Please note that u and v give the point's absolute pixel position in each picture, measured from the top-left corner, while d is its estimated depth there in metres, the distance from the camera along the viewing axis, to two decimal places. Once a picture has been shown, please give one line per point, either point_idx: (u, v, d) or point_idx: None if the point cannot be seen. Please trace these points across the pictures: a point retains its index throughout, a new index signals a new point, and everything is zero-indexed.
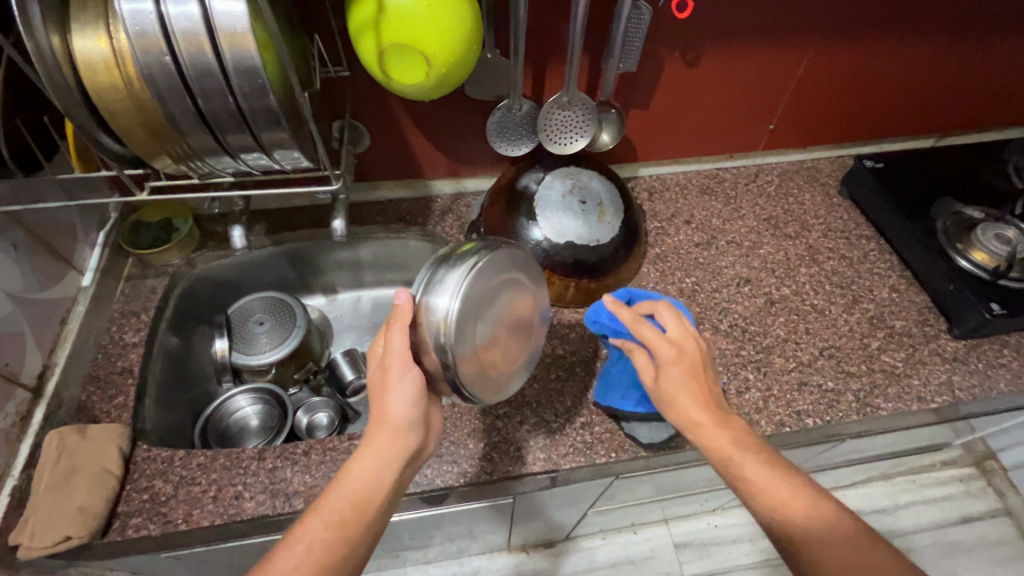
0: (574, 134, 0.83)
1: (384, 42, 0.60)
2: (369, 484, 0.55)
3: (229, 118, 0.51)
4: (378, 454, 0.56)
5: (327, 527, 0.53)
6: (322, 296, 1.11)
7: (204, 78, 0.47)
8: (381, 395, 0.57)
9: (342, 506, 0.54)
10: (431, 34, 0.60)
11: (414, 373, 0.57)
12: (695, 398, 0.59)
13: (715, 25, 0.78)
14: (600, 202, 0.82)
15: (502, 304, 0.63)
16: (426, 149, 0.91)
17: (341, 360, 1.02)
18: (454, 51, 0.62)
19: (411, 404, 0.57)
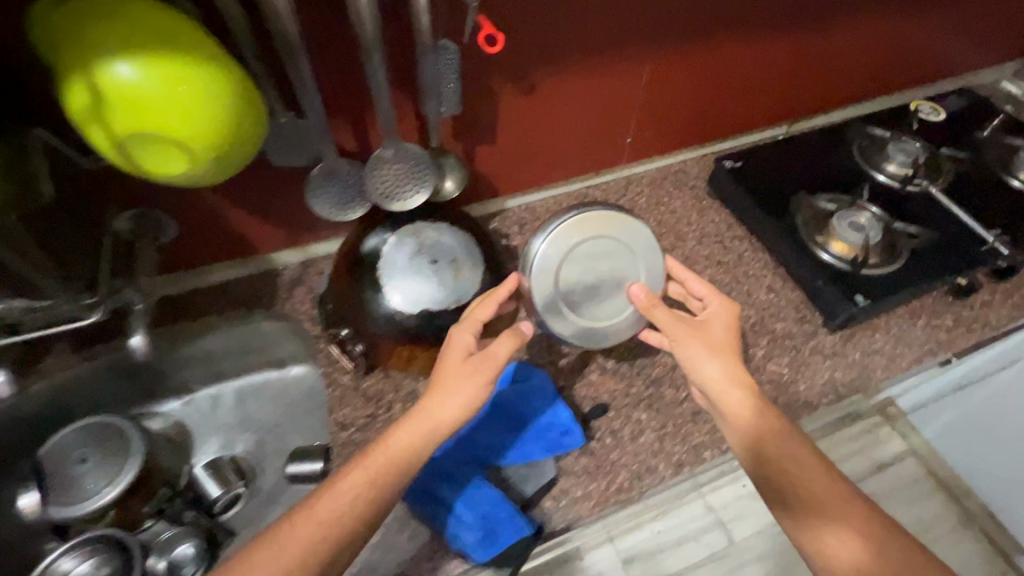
0: (414, 185, 0.73)
1: (118, 129, 0.48)
2: (413, 463, 0.56)
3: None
4: (430, 435, 0.56)
5: (382, 485, 0.54)
6: (176, 399, 0.95)
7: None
8: (453, 382, 0.58)
9: (389, 469, 0.55)
10: (174, 111, 0.48)
11: (491, 373, 0.58)
12: (736, 357, 0.63)
13: (539, 49, 0.72)
14: (455, 257, 0.74)
15: (605, 262, 0.70)
16: (252, 224, 0.79)
17: (203, 475, 0.87)
18: (213, 128, 0.50)
19: (469, 404, 0.58)
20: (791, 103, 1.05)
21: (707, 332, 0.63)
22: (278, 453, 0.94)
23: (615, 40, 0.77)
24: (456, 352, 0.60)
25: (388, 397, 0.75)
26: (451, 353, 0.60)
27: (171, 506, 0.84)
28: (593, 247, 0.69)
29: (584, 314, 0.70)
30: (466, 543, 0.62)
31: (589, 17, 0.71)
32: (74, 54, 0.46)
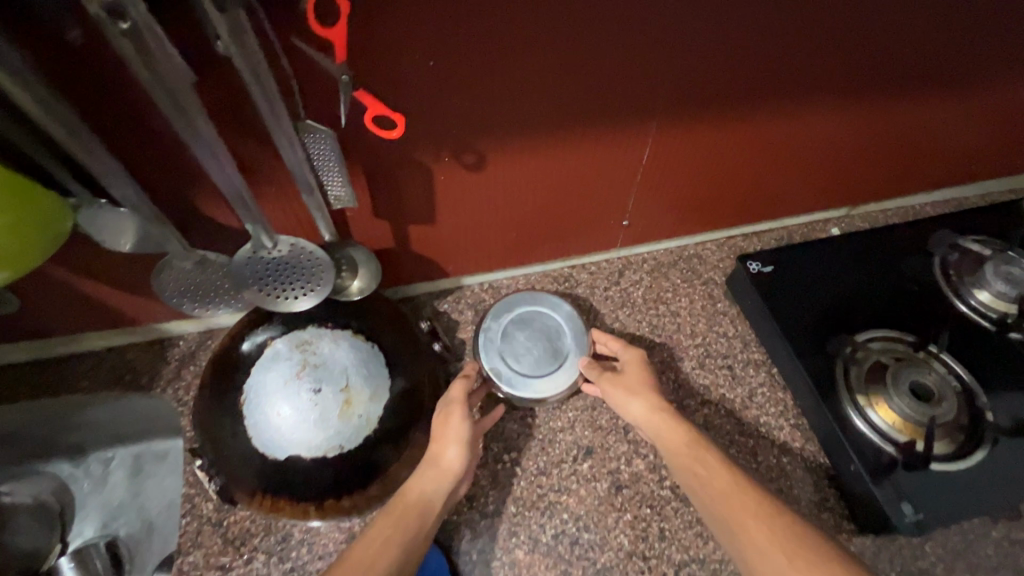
0: (298, 286, 0.54)
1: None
2: (429, 511, 0.50)
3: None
4: (438, 480, 0.52)
5: (402, 532, 0.47)
6: (67, 460, 0.82)
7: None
8: (443, 424, 0.55)
9: (406, 525, 0.47)
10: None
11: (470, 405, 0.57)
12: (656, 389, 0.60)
13: (486, 122, 0.51)
14: (347, 385, 0.56)
15: (536, 321, 0.67)
16: (121, 296, 0.63)
17: (65, 565, 0.76)
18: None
19: (467, 440, 0.55)
20: (858, 184, 0.81)
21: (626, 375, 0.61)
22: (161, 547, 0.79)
23: (602, 113, 0.54)
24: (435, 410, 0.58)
25: (251, 543, 0.59)
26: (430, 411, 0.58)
27: None
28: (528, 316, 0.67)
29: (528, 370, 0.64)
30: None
31: (560, 88, 0.50)
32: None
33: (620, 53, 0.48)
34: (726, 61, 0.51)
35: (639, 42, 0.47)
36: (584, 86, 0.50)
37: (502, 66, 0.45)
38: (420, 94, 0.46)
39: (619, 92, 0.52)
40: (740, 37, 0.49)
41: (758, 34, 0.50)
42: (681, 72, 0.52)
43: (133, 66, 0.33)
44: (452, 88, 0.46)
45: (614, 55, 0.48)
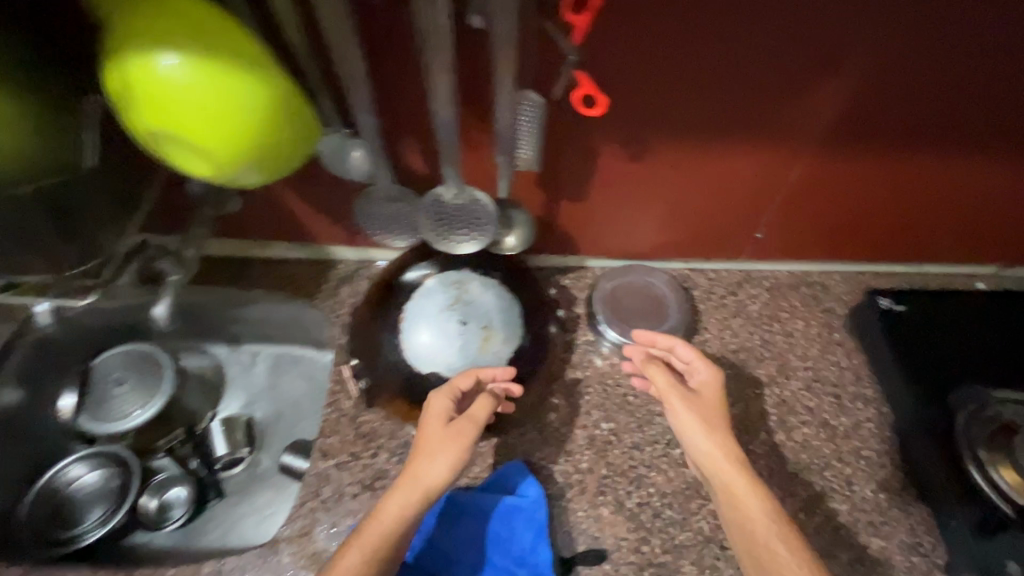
0: (467, 231, 0.64)
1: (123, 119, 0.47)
2: (398, 541, 0.49)
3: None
4: (418, 503, 0.50)
5: (370, 561, 0.47)
6: (226, 345, 0.99)
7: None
8: (438, 443, 0.53)
9: (373, 558, 0.47)
10: (164, 112, 0.44)
11: (477, 429, 0.55)
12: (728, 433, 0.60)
13: (662, 114, 0.58)
14: (488, 324, 0.64)
15: (643, 286, 0.78)
16: (312, 215, 0.76)
17: (216, 429, 0.90)
18: (207, 137, 0.45)
19: (457, 465, 0.53)
20: (1008, 243, 0.79)
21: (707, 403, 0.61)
22: (291, 429, 0.95)
23: (764, 123, 0.60)
24: (434, 421, 0.55)
25: (378, 442, 0.69)
26: (428, 419, 0.56)
27: (181, 449, 0.89)
28: (636, 282, 0.78)
29: (635, 323, 0.75)
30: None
31: (735, 91, 0.56)
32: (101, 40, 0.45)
33: (796, 67, 0.54)
34: (891, 81, 0.56)
35: (816, 51, 0.53)
36: (757, 94, 0.57)
37: (692, 61, 0.53)
38: (617, 78, 0.54)
39: (786, 104, 0.58)
40: (908, 62, 0.55)
41: (930, 61, 0.54)
42: (850, 89, 0.57)
43: (422, 20, 0.42)
44: (644, 76, 0.54)
45: (790, 63, 0.54)
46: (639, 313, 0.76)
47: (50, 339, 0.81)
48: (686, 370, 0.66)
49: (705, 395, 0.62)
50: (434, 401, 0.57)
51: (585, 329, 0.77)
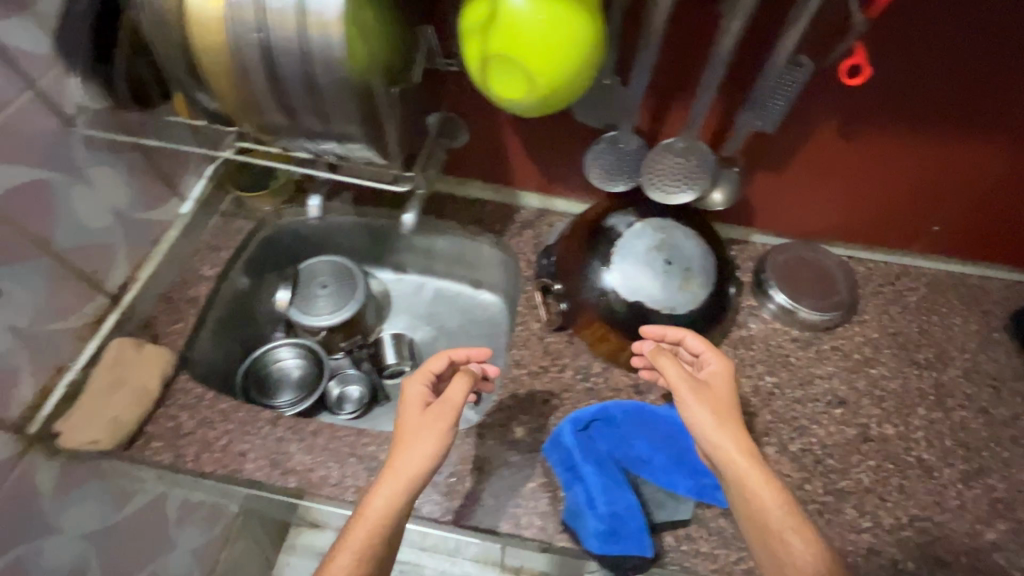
0: (684, 183, 0.71)
1: (473, 45, 0.56)
2: (393, 519, 0.56)
3: (335, 101, 0.50)
4: (404, 489, 0.57)
5: (369, 538, 0.55)
6: (391, 271, 1.11)
7: (317, 52, 0.47)
8: (414, 430, 0.60)
9: (372, 537, 0.55)
10: (540, 43, 0.53)
11: (453, 417, 0.61)
12: (742, 426, 0.62)
13: (891, 92, 0.65)
14: (688, 267, 0.72)
15: (811, 262, 0.84)
16: (521, 158, 0.86)
17: (388, 341, 1.02)
18: (564, 70, 0.55)
19: (437, 452, 0.59)
20: None
21: (712, 394, 0.63)
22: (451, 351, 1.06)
23: (953, 121, 0.68)
24: (413, 409, 0.63)
25: (562, 360, 0.78)
26: (408, 410, 0.63)
27: (357, 351, 1.01)
28: (805, 257, 0.84)
29: (803, 293, 0.81)
30: (585, 526, 0.63)
31: (968, 79, 0.63)
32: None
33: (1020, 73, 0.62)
34: None
35: None
36: (958, 93, 0.64)
37: (940, 44, 0.60)
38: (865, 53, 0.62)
39: (979, 106, 0.66)
40: None
41: None
42: None
43: None
44: (891, 53, 0.62)
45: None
46: (807, 284, 0.82)
47: (273, 236, 0.96)
48: (696, 361, 0.68)
49: (715, 391, 0.64)
50: (415, 390, 0.65)
51: (751, 294, 0.84)
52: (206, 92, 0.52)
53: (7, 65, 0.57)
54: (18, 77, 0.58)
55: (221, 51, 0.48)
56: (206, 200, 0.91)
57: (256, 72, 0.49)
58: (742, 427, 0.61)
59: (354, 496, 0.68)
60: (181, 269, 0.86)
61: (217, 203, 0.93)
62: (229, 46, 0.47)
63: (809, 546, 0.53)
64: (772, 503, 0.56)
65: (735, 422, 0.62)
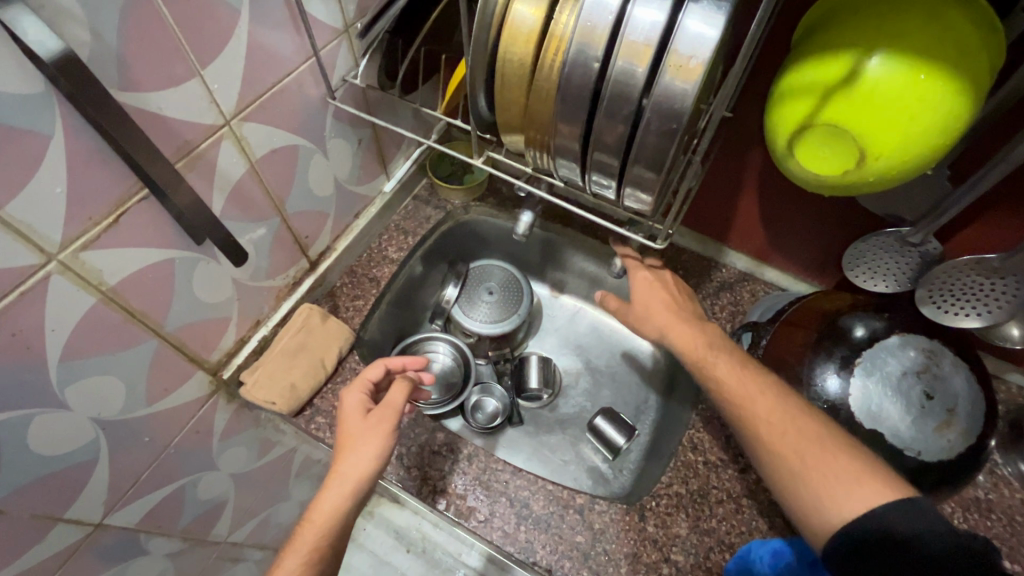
0: (973, 305, 0.58)
1: (800, 103, 0.47)
2: (343, 522, 0.57)
3: (655, 159, 0.42)
4: (352, 492, 0.58)
5: (323, 540, 0.56)
6: (548, 288, 1.06)
7: (666, 111, 0.39)
8: (360, 435, 0.60)
9: (321, 538, 0.56)
10: (904, 135, 0.43)
11: (395, 420, 0.62)
12: (667, 304, 0.69)
13: None
14: (952, 409, 0.59)
15: None
16: (750, 218, 0.76)
17: (534, 362, 0.96)
18: (911, 167, 0.45)
19: (382, 453, 0.60)
20: None
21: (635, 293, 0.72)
22: (597, 393, 0.97)
23: None
24: (353, 415, 0.62)
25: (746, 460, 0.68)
26: (348, 416, 0.62)
27: (502, 365, 0.98)
28: None
29: None
30: None
31: None
32: (832, 31, 0.45)
33: None
34: None
35: None
36: None
37: None
38: None
39: None
40: None
41: None
42: None
43: None
44: None
45: None
46: None
47: (455, 229, 0.94)
48: None
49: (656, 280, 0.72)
50: (351, 398, 0.64)
51: (1003, 451, 0.68)
52: (510, 105, 0.48)
53: (303, 33, 0.56)
54: (307, 46, 0.58)
55: (551, 72, 0.42)
56: (406, 182, 0.90)
57: (578, 106, 0.42)
58: (666, 306, 0.69)
59: (500, 540, 0.64)
60: (368, 245, 0.86)
61: (412, 186, 0.92)
62: (561, 69, 0.42)
63: (735, 370, 0.60)
64: (702, 355, 0.63)
65: (670, 301, 0.69)
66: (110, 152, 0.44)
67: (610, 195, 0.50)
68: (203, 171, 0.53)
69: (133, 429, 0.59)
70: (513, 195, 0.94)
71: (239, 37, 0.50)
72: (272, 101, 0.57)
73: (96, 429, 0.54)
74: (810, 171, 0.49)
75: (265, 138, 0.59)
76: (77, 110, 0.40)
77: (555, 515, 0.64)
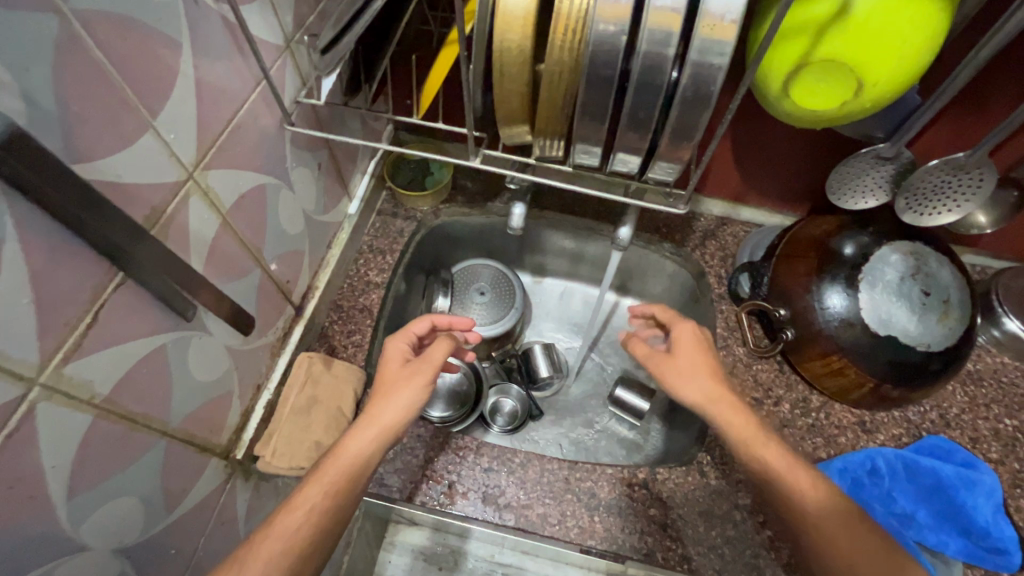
0: (945, 203, 0.64)
1: (795, 46, 0.47)
2: (367, 465, 0.54)
3: (690, 126, 0.41)
4: (380, 438, 0.55)
5: (329, 496, 0.52)
6: (530, 275, 1.04)
7: (704, 74, 0.38)
8: (395, 381, 0.58)
9: (344, 475, 0.53)
10: (887, 68, 0.46)
11: (431, 375, 0.59)
12: (717, 372, 0.61)
13: None
14: (946, 298, 0.64)
15: None
16: (723, 164, 0.78)
17: (539, 352, 0.94)
18: (888, 94, 0.49)
19: (416, 403, 0.57)
20: None
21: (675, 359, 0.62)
22: (606, 366, 0.98)
23: None
24: (393, 364, 0.60)
25: (777, 393, 0.72)
26: (387, 364, 0.61)
27: (509, 360, 0.96)
28: None
29: None
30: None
31: None
32: None
33: None
34: None
35: None
36: None
37: None
38: None
39: None
40: None
41: None
42: None
43: None
44: None
45: None
46: None
47: (428, 237, 0.89)
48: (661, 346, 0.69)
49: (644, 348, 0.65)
50: (392, 345, 0.62)
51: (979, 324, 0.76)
52: (513, 98, 0.46)
53: (250, 57, 0.49)
54: (256, 69, 0.51)
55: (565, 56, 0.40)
56: (369, 199, 0.84)
57: (603, 86, 0.40)
58: (713, 377, 0.60)
59: (578, 537, 0.63)
60: (346, 274, 0.80)
61: (374, 202, 0.86)
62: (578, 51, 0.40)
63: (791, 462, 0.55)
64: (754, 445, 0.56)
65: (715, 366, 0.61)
66: (77, 240, 0.36)
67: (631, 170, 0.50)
68: (176, 237, 0.45)
69: (157, 545, 0.51)
70: (482, 189, 0.90)
71: (186, 74, 0.43)
72: (232, 140, 0.50)
73: (120, 561, 0.46)
74: (805, 109, 0.51)
75: (232, 183, 0.51)
76: (31, 196, 0.32)
77: (623, 497, 0.64)
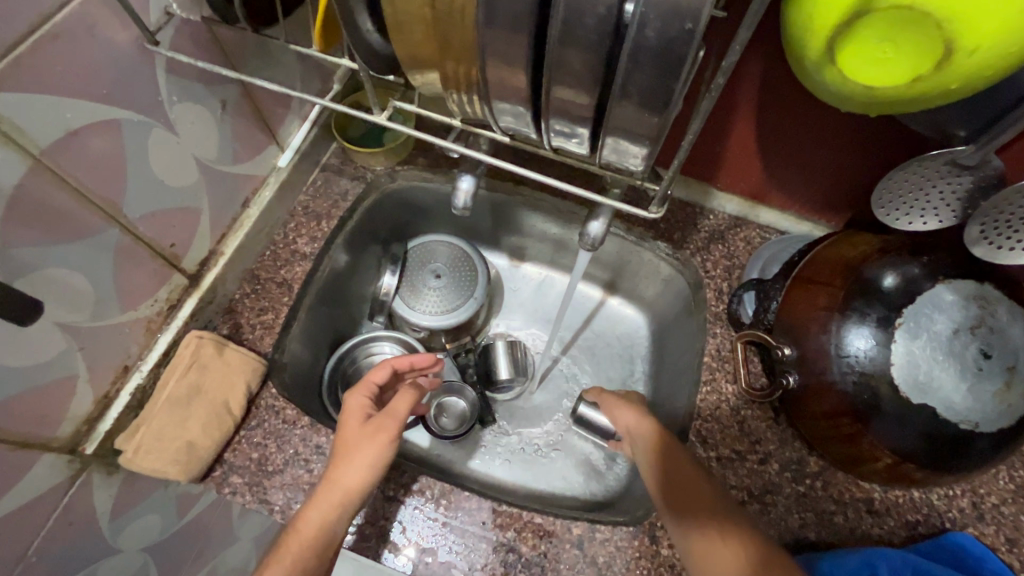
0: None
1: None
2: (331, 538, 0.47)
3: (650, 89, 0.27)
4: (343, 504, 0.49)
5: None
6: (506, 257, 0.89)
7: (668, 6, 0.24)
8: (355, 441, 0.51)
9: (305, 555, 0.46)
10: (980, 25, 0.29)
11: (396, 428, 0.53)
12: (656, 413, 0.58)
13: None
14: (1016, 367, 0.48)
15: None
16: (744, 150, 0.61)
17: (501, 350, 0.80)
18: (976, 68, 0.32)
19: (383, 461, 0.51)
20: None
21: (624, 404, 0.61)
22: (578, 374, 0.84)
23: None
24: (352, 420, 0.53)
25: (765, 448, 0.58)
26: (347, 422, 0.54)
27: (464, 356, 0.82)
28: None
29: None
30: None
31: None
32: None
33: None
34: None
35: None
36: None
37: None
38: None
39: None
40: None
41: None
42: None
43: None
44: None
45: None
46: None
47: (381, 203, 0.73)
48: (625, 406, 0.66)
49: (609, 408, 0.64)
50: (350, 395, 0.56)
51: None
52: (411, 24, 0.30)
53: None
54: None
55: None
56: (308, 150, 0.70)
57: None
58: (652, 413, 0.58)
59: None
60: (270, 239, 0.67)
61: (318, 154, 0.71)
62: None
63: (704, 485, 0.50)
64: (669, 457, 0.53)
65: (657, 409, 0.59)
66: None
67: (580, 148, 0.35)
68: None
69: None
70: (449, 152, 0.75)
71: None
72: (43, 56, 0.37)
73: None
74: (851, 84, 0.35)
75: (45, 112, 0.39)
76: None
77: (549, 556, 0.52)
